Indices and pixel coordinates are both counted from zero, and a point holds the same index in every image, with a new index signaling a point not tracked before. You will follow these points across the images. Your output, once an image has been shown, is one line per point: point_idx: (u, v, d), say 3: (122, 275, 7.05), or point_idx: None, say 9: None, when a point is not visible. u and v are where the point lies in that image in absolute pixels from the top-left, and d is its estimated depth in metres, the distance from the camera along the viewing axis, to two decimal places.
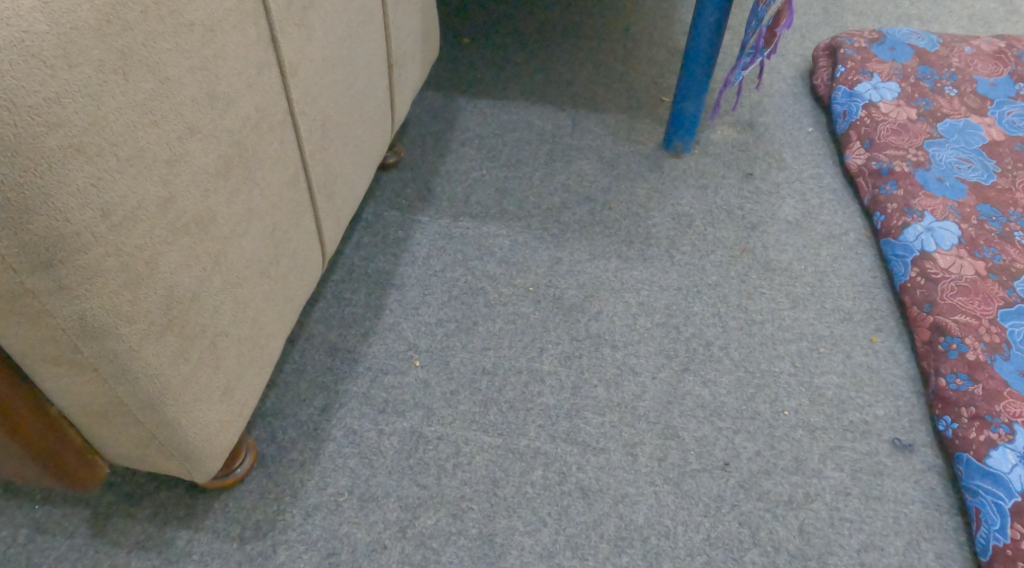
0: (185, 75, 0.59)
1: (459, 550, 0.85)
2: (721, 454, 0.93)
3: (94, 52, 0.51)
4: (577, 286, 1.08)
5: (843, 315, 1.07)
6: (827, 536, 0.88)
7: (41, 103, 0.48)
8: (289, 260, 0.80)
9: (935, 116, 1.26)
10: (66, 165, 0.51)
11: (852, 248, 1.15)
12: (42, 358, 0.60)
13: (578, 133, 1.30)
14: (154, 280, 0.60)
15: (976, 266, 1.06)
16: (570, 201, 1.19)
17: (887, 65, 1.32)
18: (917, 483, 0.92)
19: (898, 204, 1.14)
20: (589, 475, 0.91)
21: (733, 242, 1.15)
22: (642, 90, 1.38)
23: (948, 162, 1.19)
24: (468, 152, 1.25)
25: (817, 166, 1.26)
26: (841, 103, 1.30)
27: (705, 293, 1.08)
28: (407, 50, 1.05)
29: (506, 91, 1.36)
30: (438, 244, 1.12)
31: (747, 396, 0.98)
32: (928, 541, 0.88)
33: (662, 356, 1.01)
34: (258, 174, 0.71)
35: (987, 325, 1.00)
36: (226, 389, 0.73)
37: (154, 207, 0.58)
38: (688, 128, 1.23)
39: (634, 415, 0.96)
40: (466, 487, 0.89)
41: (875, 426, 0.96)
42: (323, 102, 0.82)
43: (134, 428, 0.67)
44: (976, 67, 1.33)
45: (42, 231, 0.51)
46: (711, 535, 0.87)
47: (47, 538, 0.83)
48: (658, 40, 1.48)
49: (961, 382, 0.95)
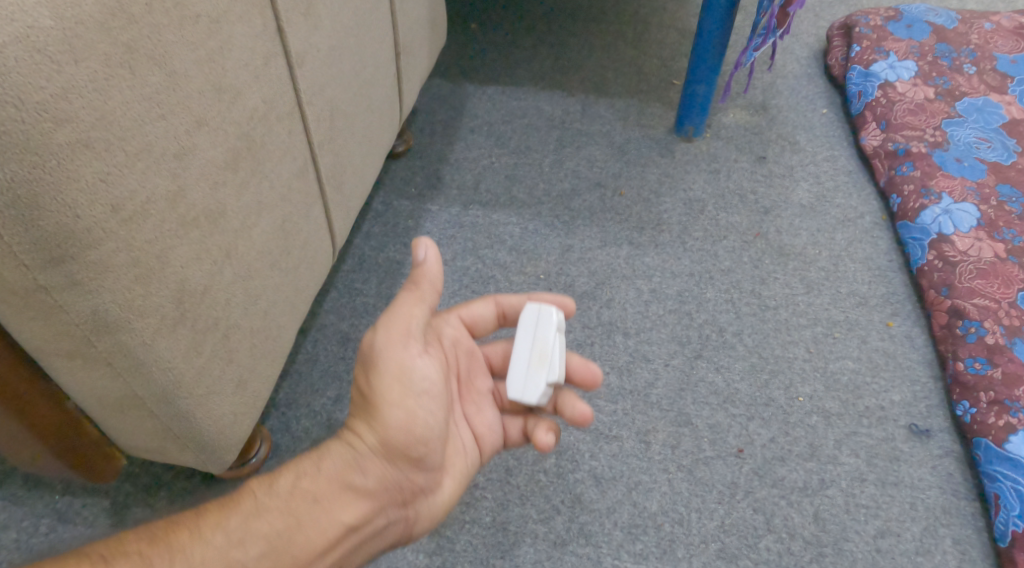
0: (191, 68, 0.59)
1: (473, 537, 0.85)
2: (735, 441, 0.93)
3: (100, 46, 0.51)
4: (587, 273, 1.07)
5: (858, 300, 1.05)
6: (843, 522, 0.87)
7: (48, 99, 0.49)
8: (299, 251, 0.80)
9: (953, 95, 1.24)
10: (75, 160, 0.51)
11: (868, 231, 1.13)
12: (57, 353, 0.60)
13: (589, 119, 1.28)
14: (164, 275, 0.60)
15: (996, 248, 1.04)
16: (580, 187, 1.18)
17: (904, 43, 1.30)
18: (935, 469, 0.91)
19: (915, 186, 1.12)
20: (602, 463, 0.90)
21: (745, 227, 1.13)
22: (652, 74, 1.36)
23: (967, 142, 1.17)
24: (477, 139, 1.24)
25: (832, 148, 1.24)
26: (856, 83, 1.28)
27: (717, 279, 1.07)
28: (415, 37, 1.04)
29: (515, 77, 1.35)
30: (448, 233, 1.11)
31: (761, 382, 0.97)
32: (946, 527, 0.87)
33: (675, 343, 1.01)
34: (267, 166, 0.71)
35: (1007, 308, 0.98)
36: (240, 382, 0.73)
37: (163, 201, 0.58)
38: (700, 112, 1.21)
39: (647, 402, 0.95)
40: (479, 476, 0.89)
41: (892, 412, 0.95)
42: (330, 92, 0.82)
43: (149, 422, 0.68)
44: (996, 44, 1.30)
45: (54, 227, 0.52)
46: (725, 522, 0.87)
47: (68, 528, 0.84)
48: (669, 22, 1.46)
49: (980, 366, 0.94)
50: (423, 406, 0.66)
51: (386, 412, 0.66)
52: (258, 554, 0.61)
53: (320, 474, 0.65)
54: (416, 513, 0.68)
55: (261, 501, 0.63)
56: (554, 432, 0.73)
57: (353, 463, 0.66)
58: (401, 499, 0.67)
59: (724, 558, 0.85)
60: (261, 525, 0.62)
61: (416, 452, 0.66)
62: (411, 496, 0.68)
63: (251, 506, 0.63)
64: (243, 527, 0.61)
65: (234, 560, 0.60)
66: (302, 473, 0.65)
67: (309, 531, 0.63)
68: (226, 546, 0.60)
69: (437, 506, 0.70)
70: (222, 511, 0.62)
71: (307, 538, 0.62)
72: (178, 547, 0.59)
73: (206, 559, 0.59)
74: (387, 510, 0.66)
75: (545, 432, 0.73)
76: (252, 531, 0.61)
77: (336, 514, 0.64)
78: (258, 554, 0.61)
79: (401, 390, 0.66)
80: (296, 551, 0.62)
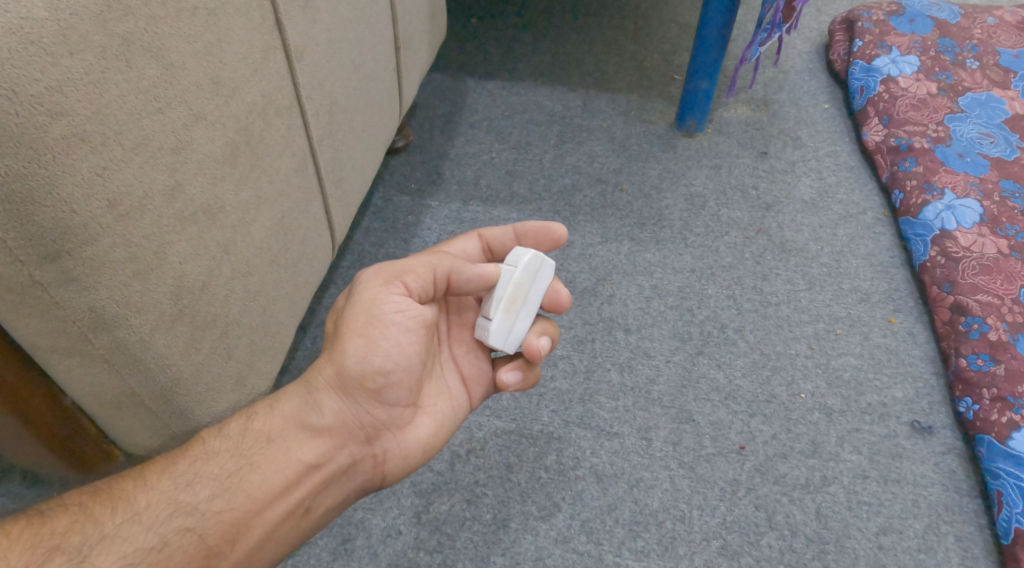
0: (188, 61, 0.58)
1: (473, 535, 0.85)
2: (737, 438, 0.92)
3: (95, 39, 0.50)
4: (588, 270, 1.07)
5: (860, 297, 1.05)
6: (844, 519, 0.87)
7: (43, 92, 0.48)
8: (299, 247, 0.80)
9: (956, 90, 1.23)
10: (70, 154, 0.50)
11: (870, 227, 1.13)
12: (52, 350, 0.59)
13: (589, 114, 1.28)
14: (162, 270, 0.59)
15: (999, 244, 1.04)
16: (581, 183, 1.18)
17: (906, 37, 1.29)
18: (938, 466, 0.91)
19: (918, 181, 1.12)
20: (603, 460, 0.90)
21: (747, 223, 1.13)
22: (653, 69, 1.35)
23: (970, 138, 1.16)
24: (478, 135, 1.24)
25: (833, 143, 1.24)
26: (858, 78, 1.27)
27: (719, 276, 1.07)
28: (415, 31, 1.04)
29: (516, 72, 1.34)
30: (449, 228, 1.11)
31: (763, 379, 0.97)
32: (949, 524, 0.87)
33: (676, 340, 1.00)
34: (266, 161, 0.70)
35: (1010, 304, 0.98)
36: (240, 378, 0.72)
37: (161, 196, 0.57)
38: (702, 107, 1.20)
39: (649, 399, 0.95)
40: (479, 473, 0.89)
41: (894, 408, 0.95)
42: (330, 86, 0.81)
43: (147, 420, 0.67)
44: (1000, 38, 1.30)
45: (49, 223, 0.51)
46: (727, 519, 0.87)
47: None
48: (670, 16, 1.45)
49: (983, 362, 0.94)
50: (386, 338, 0.68)
51: (347, 343, 0.68)
52: (209, 495, 0.62)
53: (274, 414, 0.67)
54: (382, 451, 0.70)
55: (211, 445, 0.64)
56: (518, 371, 0.74)
57: (311, 402, 0.68)
58: (364, 436, 0.69)
59: (725, 556, 0.84)
60: (212, 468, 0.63)
61: (376, 385, 0.68)
62: (376, 433, 0.70)
63: (200, 451, 0.64)
64: (191, 470, 0.63)
65: (184, 503, 0.61)
66: (254, 415, 0.67)
67: (263, 467, 0.65)
68: (174, 491, 0.61)
69: (403, 445, 0.71)
70: (169, 458, 0.63)
71: (261, 477, 0.64)
72: (120, 495, 0.60)
73: (151, 504, 0.60)
74: (348, 448, 0.69)
75: (509, 372, 0.73)
76: (202, 473, 0.63)
77: (293, 452, 0.66)
78: (210, 494, 0.62)
79: (366, 320, 0.68)
80: (252, 490, 0.64)
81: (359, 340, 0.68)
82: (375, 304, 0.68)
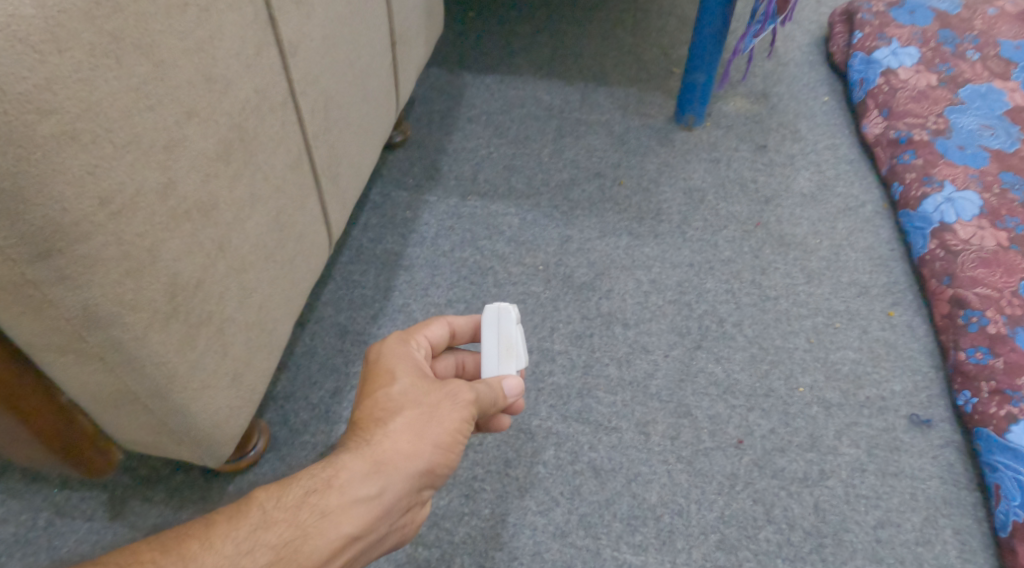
0: (180, 57, 0.58)
1: (471, 530, 0.85)
2: (735, 432, 0.92)
3: (83, 35, 0.50)
4: (587, 264, 1.07)
5: (859, 290, 1.05)
6: (843, 513, 0.87)
7: (31, 90, 0.48)
8: (294, 243, 0.80)
9: (956, 82, 1.22)
10: (60, 153, 0.50)
11: (869, 220, 1.12)
12: (48, 348, 0.60)
13: (588, 108, 1.27)
14: (156, 268, 0.59)
15: (998, 236, 1.03)
16: (579, 177, 1.17)
17: (907, 29, 1.28)
18: (936, 459, 0.90)
19: (917, 174, 1.11)
20: (602, 454, 0.90)
21: (746, 217, 1.12)
22: (652, 62, 1.35)
23: (970, 130, 1.16)
24: (476, 129, 1.23)
25: (833, 136, 1.23)
26: (858, 71, 1.27)
27: (718, 270, 1.06)
28: (410, 26, 1.03)
29: (514, 66, 1.34)
30: (447, 224, 1.11)
31: (761, 373, 0.97)
32: (946, 517, 0.86)
33: (675, 334, 1.00)
34: (260, 157, 0.70)
35: (1009, 297, 0.97)
36: (236, 374, 0.72)
37: (153, 194, 0.58)
38: (701, 100, 1.20)
39: (647, 393, 0.95)
40: (478, 468, 0.89)
41: (893, 401, 0.95)
42: (324, 82, 0.81)
43: (145, 417, 0.67)
44: (1001, 29, 1.29)
45: (40, 221, 0.51)
46: (725, 513, 0.87)
47: (67, 521, 0.83)
48: (669, 9, 1.45)
49: (981, 355, 0.93)
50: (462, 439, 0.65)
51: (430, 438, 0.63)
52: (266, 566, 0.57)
53: (330, 485, 0.61)
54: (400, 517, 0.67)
55: (270, 512, 0.60)
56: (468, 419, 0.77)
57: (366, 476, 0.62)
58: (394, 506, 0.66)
59: (723, 550, 0.84)
60: (270, 536, 0.59)
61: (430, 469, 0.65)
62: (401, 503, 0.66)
63: (259, 517, 0.59)
64: (252, 537, 0.58)
65: None
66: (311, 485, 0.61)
67: (317, 540, 0.59)
68: (236, 556, 0.57)
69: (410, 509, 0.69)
70: (232, 520, 0.59)
71: (314, 548, 0.59)
72: (189, 554, 0.57)
73: None
74: None
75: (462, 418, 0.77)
76: (262, 541, 0.58)
77: (343, 524, 0.60)
78: (268, 564, 0.58)
79: (453, 425, 0.64)
80: (306, 559, 0.59)
81: (445, 435, 0.64)
82: (468, 408, 0.65)
